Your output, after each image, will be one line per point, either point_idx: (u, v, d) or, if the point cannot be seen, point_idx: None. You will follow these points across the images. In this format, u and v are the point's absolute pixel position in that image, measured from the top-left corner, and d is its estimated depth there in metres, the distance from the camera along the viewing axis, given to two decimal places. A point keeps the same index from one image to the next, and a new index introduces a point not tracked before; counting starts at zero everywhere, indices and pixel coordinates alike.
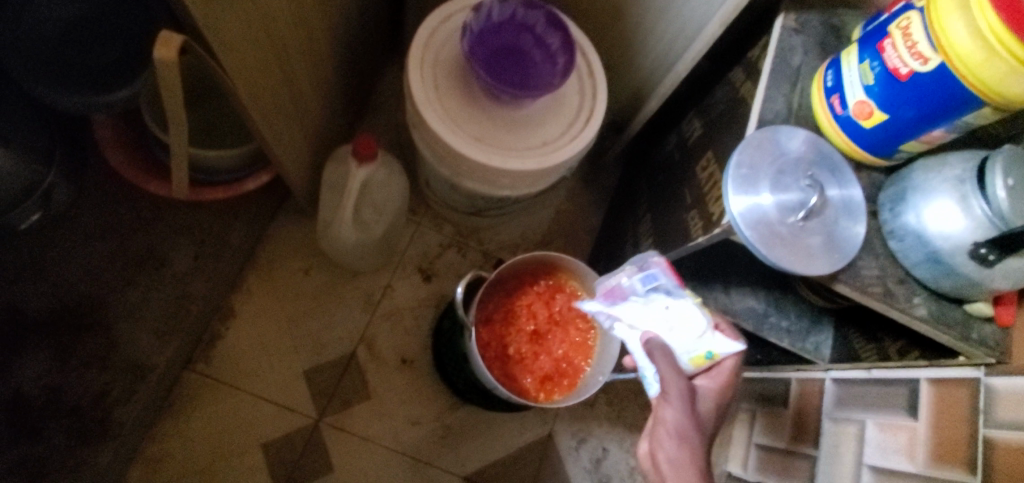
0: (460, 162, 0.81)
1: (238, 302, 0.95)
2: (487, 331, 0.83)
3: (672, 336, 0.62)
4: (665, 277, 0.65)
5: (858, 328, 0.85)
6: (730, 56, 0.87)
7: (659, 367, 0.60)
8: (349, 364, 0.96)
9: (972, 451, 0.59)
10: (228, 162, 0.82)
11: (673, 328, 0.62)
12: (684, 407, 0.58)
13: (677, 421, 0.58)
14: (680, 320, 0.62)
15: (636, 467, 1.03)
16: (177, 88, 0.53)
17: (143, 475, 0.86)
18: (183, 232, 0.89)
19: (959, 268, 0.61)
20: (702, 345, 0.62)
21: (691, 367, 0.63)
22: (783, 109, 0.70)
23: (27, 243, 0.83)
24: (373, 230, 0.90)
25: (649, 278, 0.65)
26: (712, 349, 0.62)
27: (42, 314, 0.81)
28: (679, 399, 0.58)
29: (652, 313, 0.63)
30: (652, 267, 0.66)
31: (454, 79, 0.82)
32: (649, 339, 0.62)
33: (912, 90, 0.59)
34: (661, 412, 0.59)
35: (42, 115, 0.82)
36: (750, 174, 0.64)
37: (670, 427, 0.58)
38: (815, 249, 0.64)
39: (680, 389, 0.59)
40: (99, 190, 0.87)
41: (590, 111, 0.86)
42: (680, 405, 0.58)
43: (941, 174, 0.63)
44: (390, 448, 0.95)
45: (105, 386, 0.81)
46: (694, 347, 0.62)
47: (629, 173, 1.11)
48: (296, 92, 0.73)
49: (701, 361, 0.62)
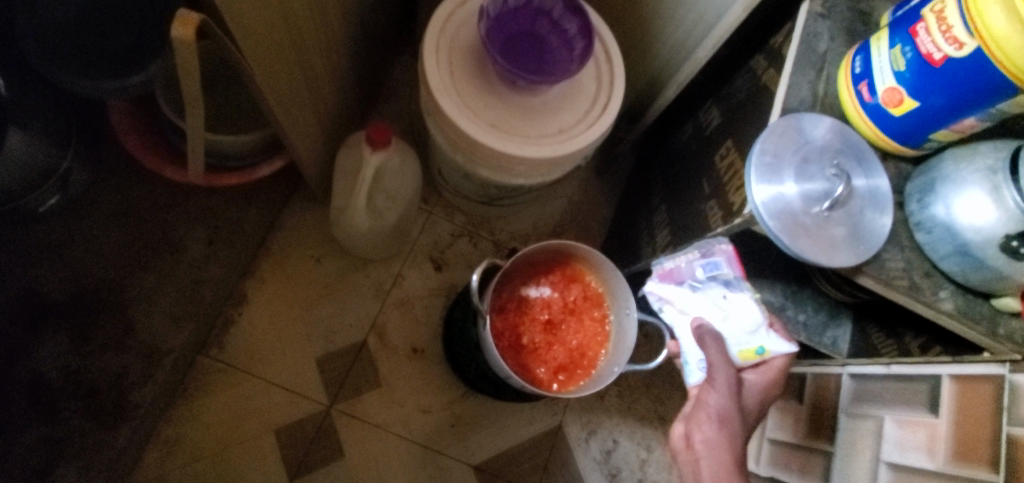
0: (474, 150, 0.80)
1: (251, 289, 0.95)
2: (500, 320, 0.82)
3: (725, 326, 0.66)
4: (728, 267, 0.69)
5: (877, 321, 0.84)
6: (751, 43, 0.85)
7: (708, 351, 0.63)
8: (360, 352, 0.96)
9: (995, 449, 0.57)
10: (243, 147, 0.81)
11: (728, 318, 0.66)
12: (728, 393, 0.61)
13: (720, 405, 0.60)
14: (736, 311, 0.66)
15: (646, 459, 1.03)
16: (195, 69, 0.53)
17: (158, 458, 0.86)
18: (197, 218, 0.89)
19: (989, 261, 0.59)
20: (754, 339, 0.66)
21: (739, 359, 0.66)
22: (808, 97, 0.68)
23: (44, 227, 0.83)
24: (386, 218, 0.90)
25: (711, 266, 0.69)
26: (764, 345, 0.66)
27: (59, 298, 0.81)
28: (724, 385, 0.61)
29: (709, 301, 0.68)
30: (716, 255, 0.69)
31: (470, 65, 0.81)
32: (702, 324, 0.66)
33: (946, 77, 0.57)
34: (704, 396, 0.62)
35: (58, 98, 0.82)
36: (773, 162, 0.63)
37: (711, 411, 0.61)
38: (839, 240, 0.62)
39: (727, 377, 0.61)
40: (114, 174, 0.87)
41: (607, 98, 0.84)
42: (724, 391, 0.61)
43: (972, 165, 0.61)
44: (401, 436, 0.95)
45: (121, 369, 0.81)
46: (746, 339, 0.66)
47: (643, 163, 1.09)
48: (311, 77, 0.72)
49: (750, 355, 0.66)
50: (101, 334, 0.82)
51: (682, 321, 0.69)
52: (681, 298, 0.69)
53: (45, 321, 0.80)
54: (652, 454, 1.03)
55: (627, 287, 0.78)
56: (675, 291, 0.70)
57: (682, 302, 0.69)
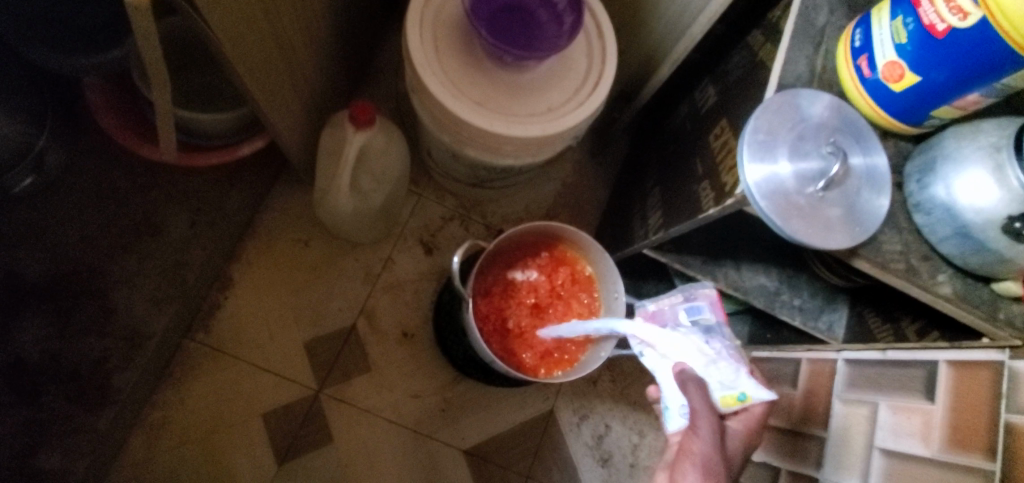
0: (460, 128, 0.78)
1: (237, 272, 0.93)
2: (485, 304, 0.80)
3: (708, 372, 0.63)
4: (710, 312, 0.69)
5: (874, 307, 0.83)
6: (749, 18, 0.82)
7: (692, 397, 0.60)
8: (349, 336, 0.95)
9: (992, 436, 0.55)
10: (223, 126, 0.79)
11: (710, 362, 0.63)
12: (713, 442, 0.58)
13: (704, 455, 0.58)
14: (716, 357, 0.63)
15: (639, 445, 1.02)
16: (156, 39, 0.50)
17: (144, 442, 0.86)
18: (180, 200, 0.87)
19: (989, 243, 0.57)
20: (736, 385, 0.62)
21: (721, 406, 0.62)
22: (806, 73, 0.66)
23: (22, 208, 0.81)
24: (372, 199, 0.88)
25: (694, 310, 0.69)
26: (746, 391, 0.62)
27: (39, 280, 0.80)
28: (708, 434, 0.58)
29: (690, 345, 0.64)
30: (700, 299, 0.70)
31: (456, 40, 0.78)
32: (683, 368, 0.62)
33: (948, 49, 0.54)
34: (689, 444, 0.59)
35: (33, 76, 0.79)
36: (767, 140, 0.61)
37: (696, 459, 0.58)
38: (834, 221, 0.60)
39: (710, 425, 0.59)
40: (93, 155, 0.85)
41: (599, 75, 0.81)
42: (709, 440, 0.58)
43: (974, 142, 0.58)
44: (390, 421, 0.94)
45: (103, 353, 0.80)
46: (729, 385, 0.62)
47: (638, 144, 1.06)
48: (288, 52, 0.70)
49: (732, 402, 0.62)
50: (83, 317, 0.80)
51: (663, 364, 0.67)
52: (662, 340, 0.66)
53: (26, 303, 0.79)
54: (644, 439, 1.03)
55: (616, 270, 0.77)
56: (657, 332, 0.66)
57: (664, 344, 0.66)
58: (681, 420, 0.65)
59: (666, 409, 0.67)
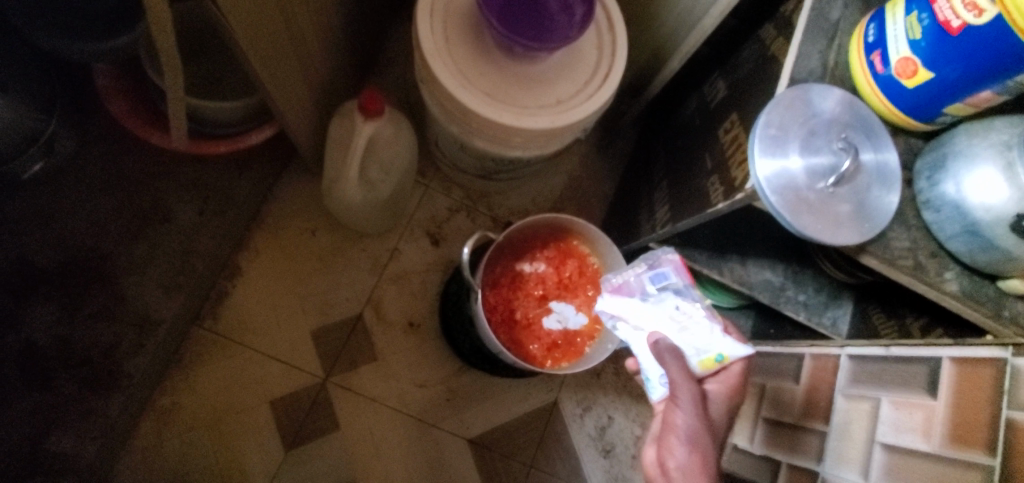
0: (470, 119, 0.78)
1: (245, 260, 0.94)
2: (494, 295, 0.81)
3: (685, 338, 0.63)
4: (675, 276, 0.68)
5: (879, 303, 0.83)
6: (761, 12, 0.82)
7: (669, 368, 0.60)
8: (356, 326, 0.96)
9: (993, 432, 0.56)
10: (232, 114, 0.79)
11: (684, 328, 0.64)
12: (693, 410, 0.59)
13: (688, 425, 0.59)
14: (689, 321, 0.64)
15: (641, 436, 1.03)
16: (170, 26, 0.50)
17: (153, 427, 0.87)
18: (189, 188, 0.87)
19: (998, 241, 0.57)
20: (712, 347, 0.63)
21: (700, 370, 0.63)
22: (818, 68, 0.65)
23: (32, 194, 0.82)
24: (380, 189, 0.88)
25: (659, 277, 0.68)
26: (722, 351, 0.63)
27: (49, 266, 0.80)
28: (688, 402, 0.59)
29: (662, 314, 0.65)
30: (664, 266, 0.69)
31: (466, 31, 0.78)
32: (658, 338, 0.63)
33: (963, 46, 0.54)
34: (671, 417, 0.60)
35: (42, 61, 0.79)
36: (779, 135, 0.61)
37: (678, 431, 0.59)
38: (843, 217, 0.60)
39: (690, 392, 0.59)
40: (102, 142, 0.85)
41: (609, 68, 0.81)
42: (690, 408, 0.59)
43: (986, 140, 0.58)
44: (396, 409, 0.95)
45: (113, 339, 0.81)
46: (704, 348, 0.63)
47: (646, 138, 1.06)
48: (299, 41, 0.70)
49: (710, 364, 0.63)
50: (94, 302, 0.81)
51: (639, 336, 0.66)
52: (633, 313, 0.66)
53: (37, 288, 0.79)
54: (647, 431, 1.03)
55: (623, 263, 0.77)
56: (629, 304, 0.67)
57: (636, 316, 0.66)
58: (663, 390, 0.66)
59: (649, 381, 0.66)
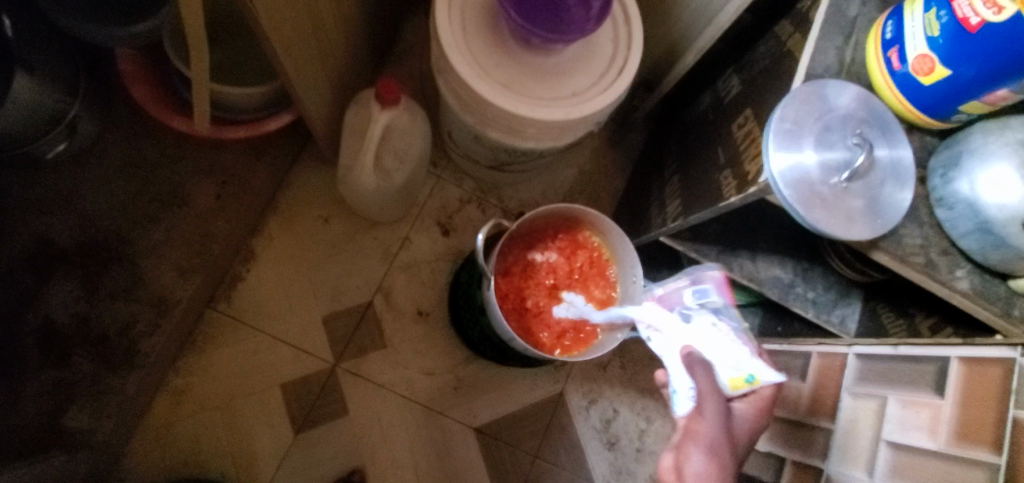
0: (485, 109, 0.78)
1: (259, 246, 0.95)
2: (505, 282, 0.82)
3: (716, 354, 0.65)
4: (717, 295, 0.71)
5: (888, 302, 0.83)
6: (776, 9, 0.82)
7: (699, 380, 0.63)
8: (366, 313, 0.97)
9: (1000, 431, 0.56)
10: (252, 99, 0.80)
11: (715, 343, 0.65)
12: (718, 421, 0.60)
13: (710, 435, 0.59)
14: (722, 338, 0.66)
15: (646, 430, 1.03)
16: (198, 9, 0.51)
17: (167, 406, 0.88)
18: (207, 172, 0.89)
19: (1010, 239, 0.57)
20: (744, 367, 0.64)
21: (728, 388, 0.64)
22: (834, 64, 0.66)
23: (56, 175, 0.83)
24: (394, 178, 0.89)
25: (701, 293, 0.71)
26: (755, 374, 0.64)
27: (71, 246, 0.82)
28: (713, 414, 0.60)
29: (696, 327, 0.68)
30: (706, 282, 0.71)
31: (483, 21, 0.78)
32: (692, 350, 0.65)
33: (981, 43, 0.54)
34: (695, 426, 0.61)
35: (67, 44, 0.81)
36: (793, 130, 0.61)
37: (701, 440, 0.59)
38: (856, 212, 0.60)
39: (715, 405, 0.61)
40: (124, 126, 0.87)
41: (624, 62, 0.82)
42: (714, 419, 0.60)
43: (1001, 138, 0.58)
44: (404, 397, 0.96)
45: (131, 317, 0.82)
46: (737, 366, 0.64)
47: (657, 134, 1.07)
48: (319, 26, 0.70)
49: (740, 384, 0.64)
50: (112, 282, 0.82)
51: (672, 348, 0.68)
52: (670, 324, 0.69)
53: (59, 268, 0.81)
54: (651, 425, 1.04)
55: (634, 254, 0.77)
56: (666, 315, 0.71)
57: (671, 328, 0.69)
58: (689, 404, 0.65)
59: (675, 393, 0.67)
